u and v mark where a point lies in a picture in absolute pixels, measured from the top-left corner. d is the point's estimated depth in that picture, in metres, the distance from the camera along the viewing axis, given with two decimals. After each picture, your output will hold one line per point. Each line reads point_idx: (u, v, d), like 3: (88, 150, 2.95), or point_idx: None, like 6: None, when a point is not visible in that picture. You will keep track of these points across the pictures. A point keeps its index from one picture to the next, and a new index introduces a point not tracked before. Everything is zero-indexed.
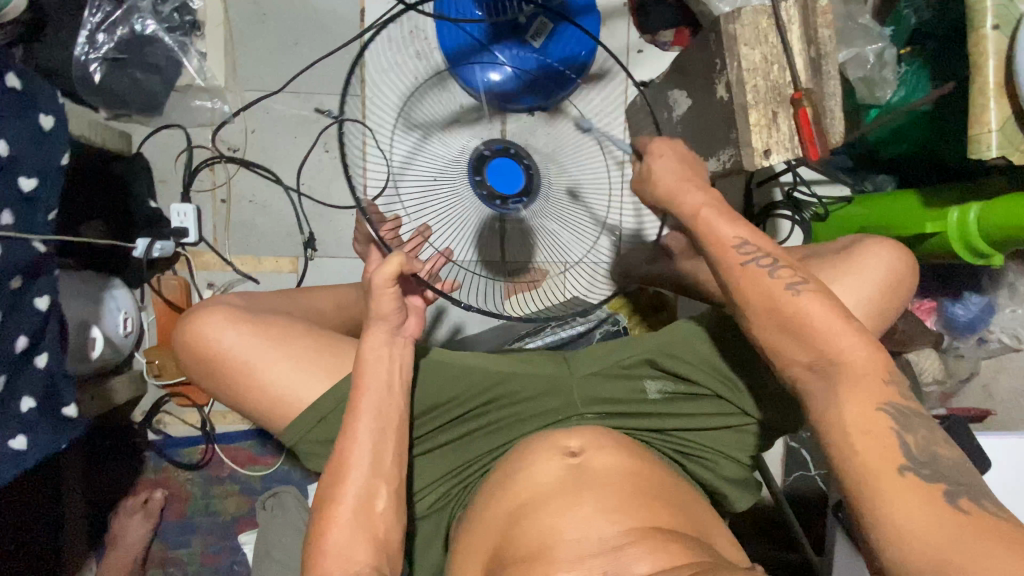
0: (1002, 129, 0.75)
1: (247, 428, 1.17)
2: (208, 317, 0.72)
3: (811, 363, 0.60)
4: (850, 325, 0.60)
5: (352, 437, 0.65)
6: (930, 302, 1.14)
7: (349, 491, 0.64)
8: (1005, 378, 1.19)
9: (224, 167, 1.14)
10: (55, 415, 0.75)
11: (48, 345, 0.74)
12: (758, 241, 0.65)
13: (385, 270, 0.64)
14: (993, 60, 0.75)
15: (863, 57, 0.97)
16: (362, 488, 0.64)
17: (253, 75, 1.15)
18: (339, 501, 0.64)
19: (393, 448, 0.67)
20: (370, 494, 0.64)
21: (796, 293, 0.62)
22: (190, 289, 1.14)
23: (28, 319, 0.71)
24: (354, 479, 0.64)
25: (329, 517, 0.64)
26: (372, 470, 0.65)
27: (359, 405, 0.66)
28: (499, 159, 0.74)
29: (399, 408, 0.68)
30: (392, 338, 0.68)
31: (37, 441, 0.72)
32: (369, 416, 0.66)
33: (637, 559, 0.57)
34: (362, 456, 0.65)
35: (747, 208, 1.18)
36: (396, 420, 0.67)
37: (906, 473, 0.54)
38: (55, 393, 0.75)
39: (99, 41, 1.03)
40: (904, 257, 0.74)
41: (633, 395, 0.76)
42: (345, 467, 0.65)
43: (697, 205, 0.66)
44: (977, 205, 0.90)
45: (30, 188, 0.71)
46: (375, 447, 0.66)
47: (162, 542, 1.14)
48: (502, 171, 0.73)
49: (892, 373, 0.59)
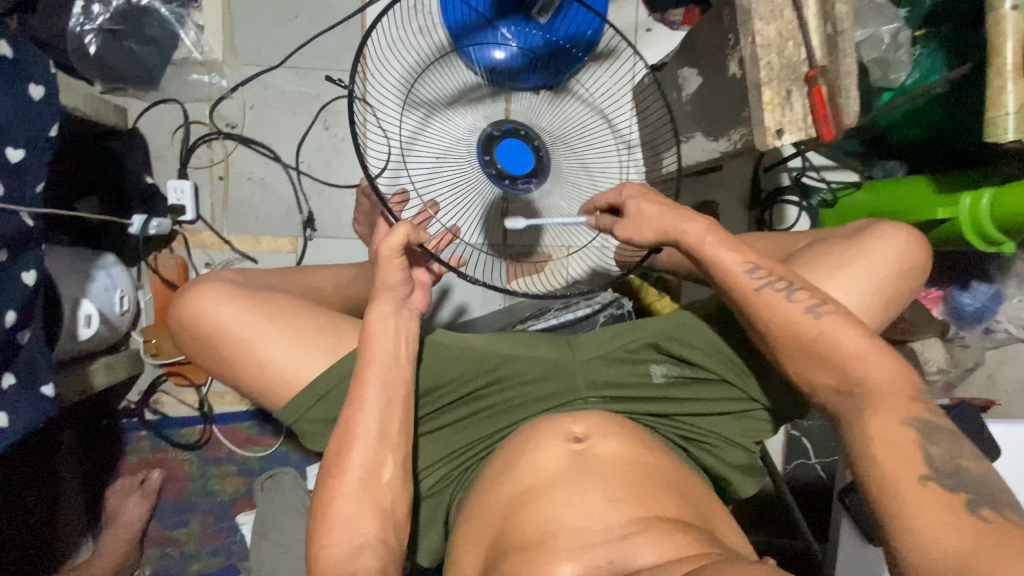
0: (1020, 112, 0.73)
1: (244, 409, 1.16)
2: (203, 291, 0.70)
3: (837, 386, 0.62)
4: (878, 346, 0.61)
5: (360, 406, 0.64)
6: (937, 290, 1.12)
7: (356, 459, 0.63)
8: (1010, 368, 1.18)
9: (222, 144, 1.12)
10: (35, 394, 0.72)
11: (32, 325, 0.72)
12: (766, 262, 0.66)
13: (391, 241, 0.64)
14: (1012, 40, 0.73)
15: (877, 38, 0.94)
16: (369, 458, 0.63)
17: (252, 50, 1.12)
18: (345, 470, 0.63)
19: (401, 417, 0.66)
20: (378, 462, 0.64)
21: (817, 317, 0.62)
22: (188, 268, 1.12)
23: (15, 294, 0.69)
24: (360, 449, 0.63)
25: (330, 490, 0.62)
26: (379, 441, 0.64)
27: (366, 378, 0.64)
28: (507, 143, 0.72)
29: (405, 377, 0.66)
30: (398, 310, 0.68)
31: (17, 416, 0.70)
32: (377, 384, 0.64)
33: (643, 549, 0.57)
34: (369, 425, 0.64)
35: (753, 195, 1.17)
36: (403, 389, 0.66)
37: (927, 482, 0.53)
38: (33, 369, 0.72)
39: (94, 12, 0.98)
40: (918, 244, 0.73)
41: (637, 379, 0.75)
42: (352, 437, 0.63)
43: (701, 232, 0.67)
44: (989, 191, 0.88)
45: (19, 159, 0.69)
46: (381, 417, 0.64)
47: (160, 521, 1.14)
48: (512, 151, 0.72)
49: (918, 391, 0.60)
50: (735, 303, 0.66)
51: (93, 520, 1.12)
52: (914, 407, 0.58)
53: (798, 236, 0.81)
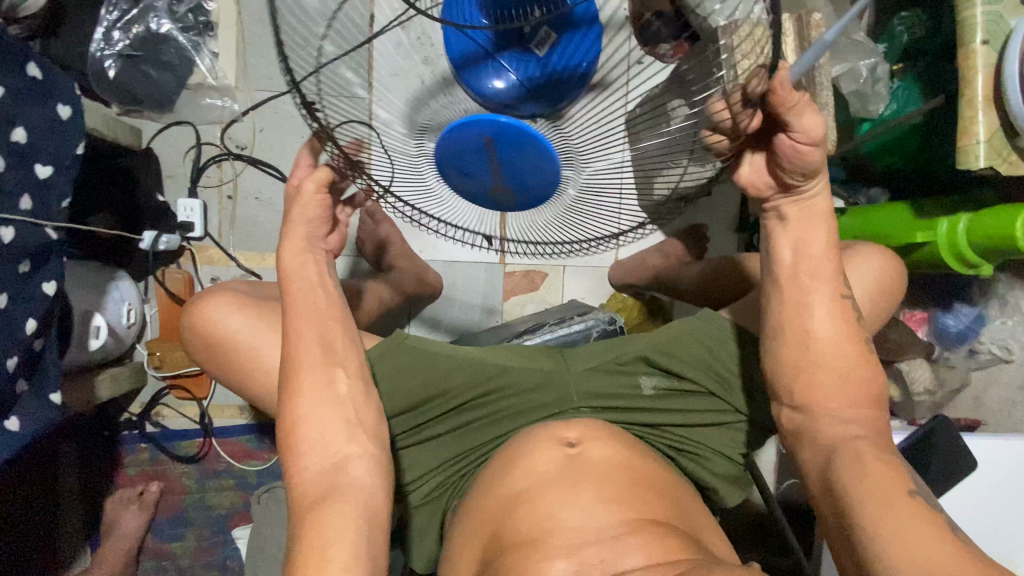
0: (989, 140, 0.78)
1: (245, 422, 1.17)
2: (213, 302, 0.74)
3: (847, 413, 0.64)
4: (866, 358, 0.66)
5: (295, 336, 0.64)
6: (921, 312, 1.15)
7: (309, 389, 0.63)
8: (996, 389, 1.20)
9: (231, 164, 1.16)
10: (45, 401, 0.76)
11: (49, 331, 0.76)
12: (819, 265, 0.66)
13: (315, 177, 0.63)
14: (981, 73, 0.78)
15: (856, 72, 0.98)
16: (319, 375, 0.64)
17: (264, 76, 1.17)
18: (297, 397, 0.63)
19: (344, 336, 0.66)
20: (328, 377, 0.64)
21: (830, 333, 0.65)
22: (193, 283, 1.16)
23: (38, 302, 0.73)
24: (311, 428, 0.63)
25: (292, 462, 0.63)
26: (323, 359, 0.64)
27: (294, 316, 0.65)
28: (480, 141, 0.67)
29: (336, 306, 0.67)
30: (308, 246, 0.66)
31: (30, 422, 0.73)
32: (307, 317, 0.65)
33: (632, 550, 0.59)
34: (310, 348, 0.64)
35: (742, 219, 1.15)
36: (337, 313, 0.66)
37: (914, 496, 0.58)
38: (43, 377, 0.76)
39: (115, 38, 1.05)
40: (892, 259, 0.79)
41: (627, 390, 0.77)
42: (295, 409, 0.63)
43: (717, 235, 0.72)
44: (965, 217, 0.92)
45: (46, 175, 0.74)
46: (321, 337, 0.65)
47: (157, 534, 1.14)
48: (513, 146, 0.66)
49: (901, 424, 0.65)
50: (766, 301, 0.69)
51: (91, 531, 1.13)
52: (882, 439, 0.64)
53: None
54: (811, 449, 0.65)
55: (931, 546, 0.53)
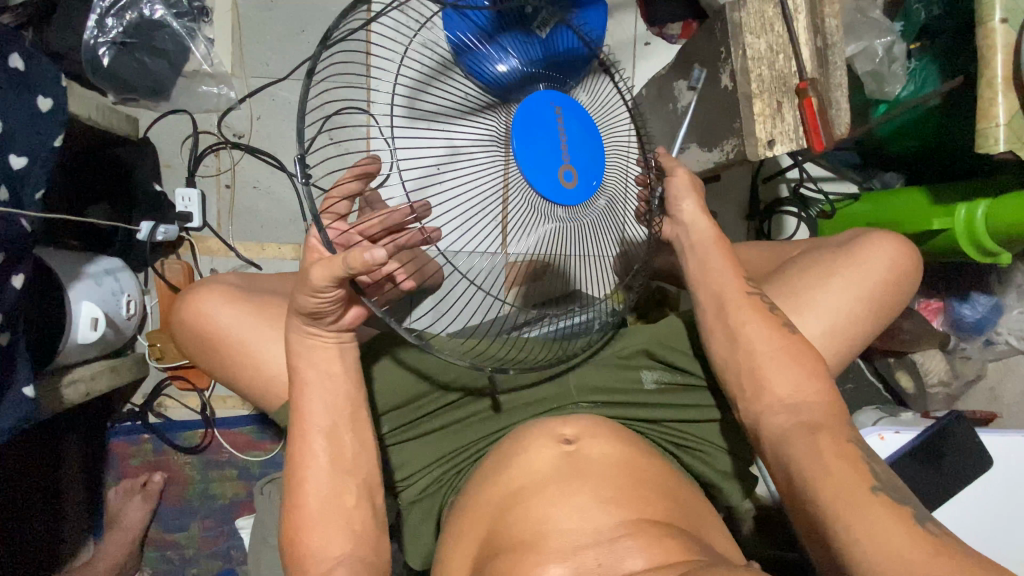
0: (1010, 123, 0.73)
1: (247, 413, 1.17)
2: (204, 294, 0.72)
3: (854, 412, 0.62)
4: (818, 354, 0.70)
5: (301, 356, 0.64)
6: (936, 302, 1.12)
7: (313, 408, 0.64)
8: (1013, 381, 1.16)
9: (229, 153, 1.15)
10: (15, 394, 0.72)
11: (17, 327, 0.74)
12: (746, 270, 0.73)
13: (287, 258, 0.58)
14: (1001, 53, 0.74)
15: (872, 51, 0.95)
16: (320, 397, 0.64)
17: (260, 62, 1.15)
18: (302, 422, 0.64)
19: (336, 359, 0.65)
20: (323, 402, 0.64)
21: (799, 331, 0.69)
22: (193, 272, 1.14)
23: (4, 295, 0.70)
24: (312, 430, 0.64)
25: (299, 466, 0.64)
26: (323, 382, 0.64)
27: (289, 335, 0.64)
28: (551, 111, 0.59)
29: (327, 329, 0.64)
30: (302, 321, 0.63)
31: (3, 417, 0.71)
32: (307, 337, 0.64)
33: (632, 553, 0.57)
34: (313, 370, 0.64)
35: (752, 206, 1.16)
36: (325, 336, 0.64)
37: (877, 491, 0.56)
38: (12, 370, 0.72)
39: (108, 25, 1.03)
40: (907, 247, 0.76)
41: (628, 385, 0.76)
42: (304, 429, 0.64)
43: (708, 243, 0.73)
44: (984, 202, 0.89)
45: (20, 166, 0.71)
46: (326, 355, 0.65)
47: (160, 524, 1.15)
48: (580, 122, 0.61)
49: None
50: (751, 311, 0.70)
51: (94, 522, 1.14)
52: (844, 423, 0.62)
53: (790, 247, 0.84)
54: (779, 440, 0.63)
55: (897, 545, 0.51)
